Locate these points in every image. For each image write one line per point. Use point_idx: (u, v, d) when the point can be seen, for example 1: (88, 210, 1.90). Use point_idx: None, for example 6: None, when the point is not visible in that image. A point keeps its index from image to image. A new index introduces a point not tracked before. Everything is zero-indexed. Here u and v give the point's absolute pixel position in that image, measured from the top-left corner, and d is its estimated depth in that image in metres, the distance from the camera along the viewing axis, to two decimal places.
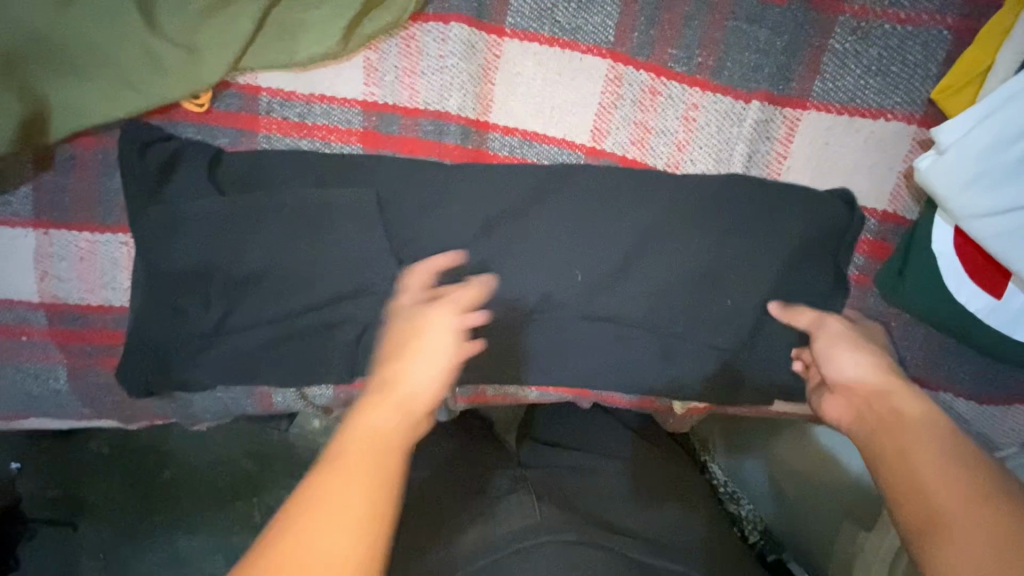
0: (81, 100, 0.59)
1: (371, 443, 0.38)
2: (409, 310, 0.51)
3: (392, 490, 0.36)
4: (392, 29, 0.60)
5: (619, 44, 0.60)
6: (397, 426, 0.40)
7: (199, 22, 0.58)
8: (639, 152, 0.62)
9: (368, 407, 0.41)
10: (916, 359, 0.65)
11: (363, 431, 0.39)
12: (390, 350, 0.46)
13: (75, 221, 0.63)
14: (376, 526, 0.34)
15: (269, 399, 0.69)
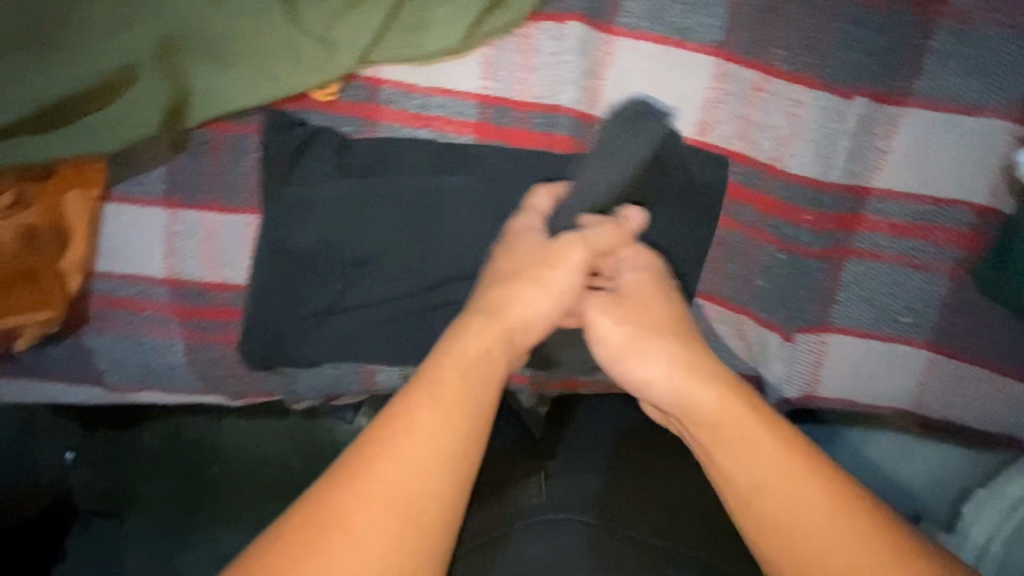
0: (222, 87, 0.63)
1: (474, 366, 0.48)
2: (539, 240, 0.56)
3: (471, 406, 0.46)
4: (511, 27, 0.64)
5: (726, 43, 0.63)
6: (494, 350, 0.50)
7: (335, 17, 0.62)
8: (742, 145, 0.65)
9: (472, 327, 0.50)
10: (1009, 351, 0.67)
11: (462, 353, 0.48)
12: (524, 274, 0.54)
13: (204, 201, 0.67)
14: (463, 433, 0.45)
15: (373, 377, 0.72)
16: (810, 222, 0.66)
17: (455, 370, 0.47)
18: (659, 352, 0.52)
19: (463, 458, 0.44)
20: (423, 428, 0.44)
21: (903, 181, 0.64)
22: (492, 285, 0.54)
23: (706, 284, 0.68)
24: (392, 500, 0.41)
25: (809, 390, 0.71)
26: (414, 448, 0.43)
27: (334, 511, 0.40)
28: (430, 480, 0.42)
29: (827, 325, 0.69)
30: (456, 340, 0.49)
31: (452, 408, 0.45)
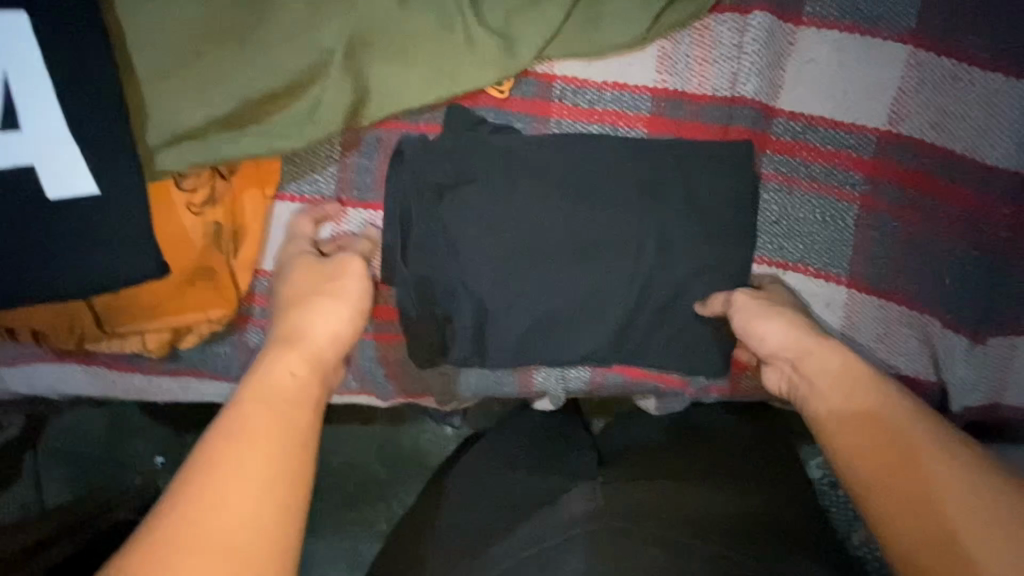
0: (400, 84, 0.62)
1: (266, 392, 0.47)
2: (314, 264, 0.59)
3: (292, 422, 0.46)
4: (691, 20, 0.62)
5: (918, 31, 0.61)
6: (305, 373, 0.50)
7: (519, 12, 0.62)
8: (935, 136, 0.62)
9: (274, 357, 0.50)
10: None
11: (269, 381, 0.48)
12: (315, 295, 0.56)
13: (372, 200, 0.67)
14: (283, 446, 0.44)
15: (530, 378, 0.72)
16: (1005, 215, 0.62)
17: (260, 393, 0.47)
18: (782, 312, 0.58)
19: (291, 474, 0.43)
20: (227, 458, 0.42)
21: None
22: (286, 318, 0.55)
23: (889, 282, 0.65)
24: (214, 549, 0.38)
25: (999, 396, 0.66)
26: (224, 484, 0.41)
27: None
28: (256, 504, 0.41)
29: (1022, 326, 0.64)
30: (260, 371, 0.49)
31: (265, 434, 0.44)
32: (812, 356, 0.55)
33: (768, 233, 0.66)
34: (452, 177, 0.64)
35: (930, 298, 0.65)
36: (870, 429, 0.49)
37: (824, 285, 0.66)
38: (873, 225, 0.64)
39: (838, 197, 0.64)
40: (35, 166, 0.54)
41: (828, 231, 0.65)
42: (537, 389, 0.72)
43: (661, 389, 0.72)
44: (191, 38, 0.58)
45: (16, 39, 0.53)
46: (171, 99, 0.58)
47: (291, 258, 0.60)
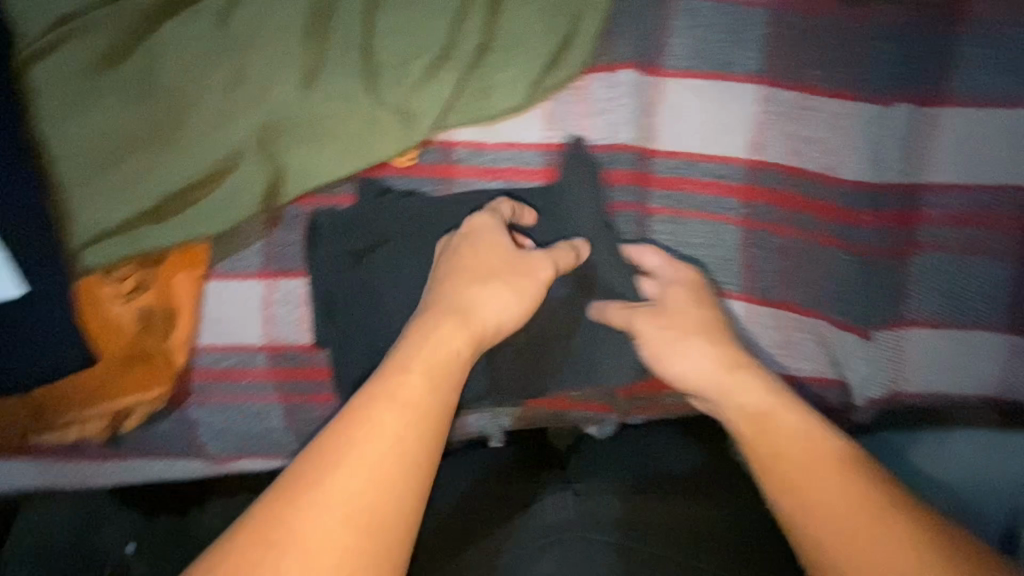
0: (308, 164, 0.69)
1: (434, 357, 0.52)
2: (503, 244, 0.63)
3: (445, 396, 0.50)
4: (568, 82, 0.70)
5: (769, 72, 0.69)
6: (466, 350, 0.54)
7: (413, 90, 0.68)
8: (795, 160, 0.69)
9: (445, 329, 0.55)
10: None
11: (434, 348, 0.53)
12: (495, 275, 0.60)
13: (297, 270, 0.72)
14: (434, 420, 0.48)
15: (466, 422, 0.77)
16: (871, 222, 0.69)
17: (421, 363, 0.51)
18: (695, 345, 0.64)
19: (430, 450, 0.47)
20: (388, 418, 0.46)
21: (950, 177, 0.68)
22: (460, 286, 0.59)
23: (779, 293, 0.71)
24: (347, 517, 0.42)
25: (895, 386, 0.72)
26: (376, 453, 0.44)
27: (282, 531, 0.41)
28: (394, 479, 0.44)
29: (901, 320, 0.71)
30: (430, 337, 0.54)
31: (422, 406, 0.48)
32: (744, 381, 0.61)
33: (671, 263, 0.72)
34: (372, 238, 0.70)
35: (817, 304, 0.71)
36: (816, 480, 0.52)
37: (733, 302, 0.72)
38: (755, 244, 0.71)
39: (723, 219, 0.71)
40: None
41: (716, 253, 0.71)
42: (472, 430, 0.76)
43: (588, 415, 0.76)
44: (113, 142, 0.64)
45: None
46: (99, 199, 0.64)
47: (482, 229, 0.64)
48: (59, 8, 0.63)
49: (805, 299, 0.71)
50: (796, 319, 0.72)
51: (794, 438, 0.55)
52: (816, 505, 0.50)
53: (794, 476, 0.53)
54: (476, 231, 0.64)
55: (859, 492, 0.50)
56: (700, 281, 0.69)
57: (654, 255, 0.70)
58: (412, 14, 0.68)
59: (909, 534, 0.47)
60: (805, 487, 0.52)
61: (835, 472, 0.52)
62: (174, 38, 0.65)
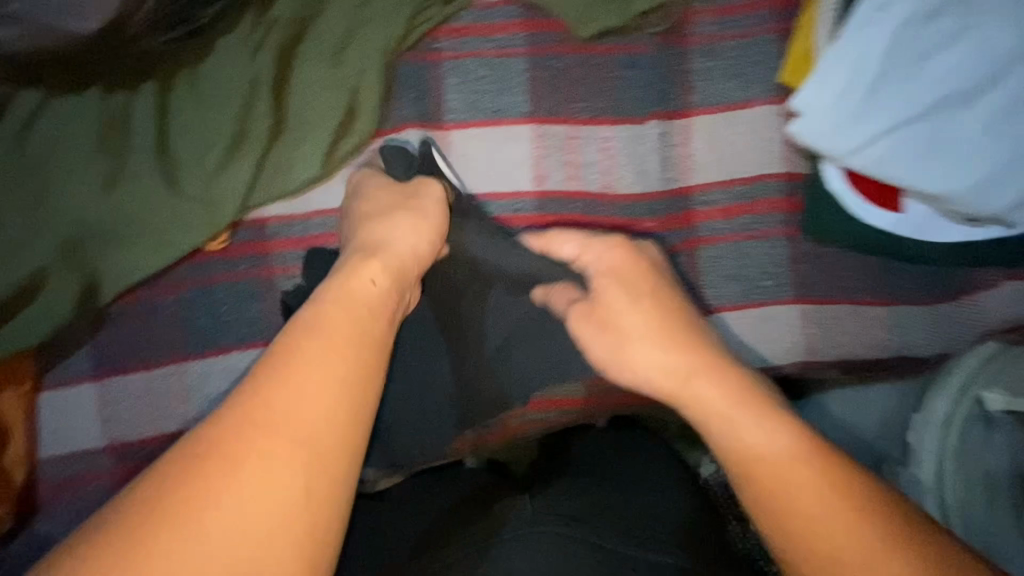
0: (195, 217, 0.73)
1: (354, 294, 0.58)
2: (395, 192, 0.70)
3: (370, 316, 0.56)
4: (361, 147, 0.77)
5: (535, 111, 0.76)
6: (385, 281, 0.61)
7: (212, 179, 0.73)
8: (576, 183, 0.76)
9: (360, 266, 0.61)
10: (847, 289, 0.77)
11: (357, 286, 0.59)
12: (395, 211, 0.67)
13: (128, 365, 0.74)
14: (364, 336, 0.54)
15: None
16: (656, 227, 0.76)
17: (341, 302, 0.56)
18: (644, 353, 0.60)
19: (366, 359, 0.53)
20: (313, 341, 0.52)
21: (713, 175, 0.76)
22: (371, 230, 0.66)
23: None
24: (299, 428, 0.46)
25: None
26: (315, 372, 0.49)
27: (239, 445, 0.45)
28: (337, 394, 0.49)
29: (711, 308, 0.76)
30: (348, 279, 0.59)
31: (347, 327, 0.54)
32: (704, 387, 0.56)
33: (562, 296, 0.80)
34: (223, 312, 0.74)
35: None
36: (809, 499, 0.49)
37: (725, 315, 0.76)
38: None
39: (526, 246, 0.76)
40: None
41: None
42: None
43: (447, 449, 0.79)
44: None
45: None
46: None
47: (373, 188, 0.71)
48: None
49: None
50: None
51: (762, 445, 0.52)
52: (781, 498, 0.50)
53: (774, 484, 0.50)
54: (375, 191, 0.71)
55: (824, 492, 0.49)
56: (629, 263, 0.66)
57: (576, 241, 0.69)
58: (203, 110, 0.74)
59: (881, 533, 0.47)
60: (778, 497, 0.50)
61: (805, 468, 0.50)
62: None
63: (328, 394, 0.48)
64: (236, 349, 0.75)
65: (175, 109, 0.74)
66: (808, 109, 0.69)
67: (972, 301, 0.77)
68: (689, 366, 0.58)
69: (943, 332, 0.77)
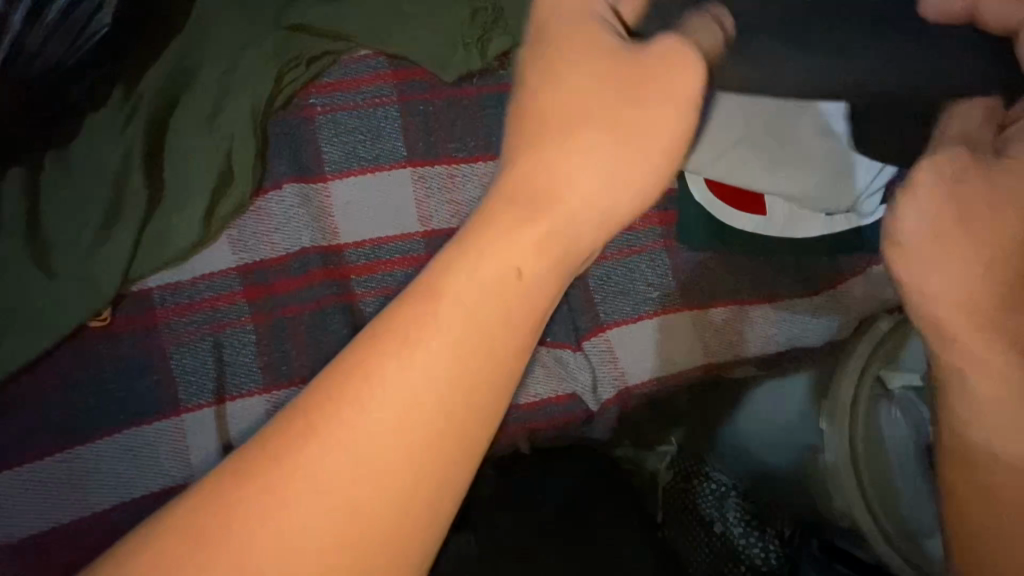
0: (539, 25, 0.49)
1: (500, 275, 0.41)
2: (616, 64, 0.46)
3: (521, 301, 0.41)
4: (244, 208, 0.77)
5: (411, 156, 0.79)
6: (542, 253, 0.42)
7: (89, 256, 0.73)
8: (460, 221, 0.78)
9: (515, 223, 0.42)
10: (728, 290, 0.80)
11: (501, 254, 0.42)
12: (599, 112, 0.45)
13: (13, 459, 0.71)
14: (509, 327, 0.41)
15: None
16: None
17: (474, 280, 0.40)
18: (957, 261, 0.44)
19: (498, 364, 0.40)
20: (434, 325, 0.39)
21: None
22: (554, 148, 0.44)
23: None
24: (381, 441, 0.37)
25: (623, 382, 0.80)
26: (414, 377, 0.38)
27: (304, 449, 0.37)
28: (436, 410, 0.38)
29: (602, 325, 0.80)
30: (499, 234, 0.42)
31: (484, 313, 0.40)
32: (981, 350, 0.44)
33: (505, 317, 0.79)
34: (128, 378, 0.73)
35: None
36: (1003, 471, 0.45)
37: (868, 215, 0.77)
38: None
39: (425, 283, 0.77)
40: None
41: None
42: None
43: None
44: None
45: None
46: None
47: (569, 71, 0.46)
48: None
49: None
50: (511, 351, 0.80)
51: (996, 411, 0.44)
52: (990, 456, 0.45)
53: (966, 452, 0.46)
54: (559, 92, 0.46)
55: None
56: None
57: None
58: (76, 189, 0.74)
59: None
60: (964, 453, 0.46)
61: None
62: None
63: (436, 414, 0.38)
64: (130, 428, 0.72)
65: (44, 192, 0.74)
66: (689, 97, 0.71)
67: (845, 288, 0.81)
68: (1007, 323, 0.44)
69: (826, 320, 0.80)
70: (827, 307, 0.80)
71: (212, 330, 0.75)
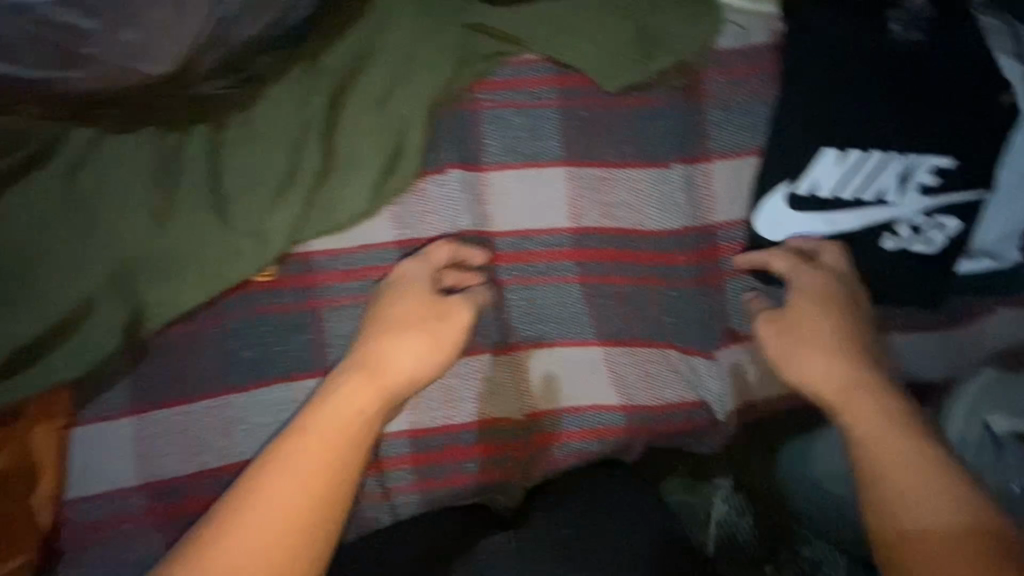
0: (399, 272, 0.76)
1: (338, 416, 0.67)
2: (431, 300, 0.74)
3: (354, 440, 0.66)
4: (406, 187, 0.80)
5: (569, 155, 0.82)
6: (371, 403, 0.68)
7: (264, 214, 0.76)
8: (609, 222, 0.81)
9: (352, 387, 0.69)
10: (858, 316, 0.83)
11: (330, 410, 0.67)
12: (412, 325, 0.72)
13: (168, 398, 0.73)
14: (324, 456, 0.64)
15: (391, 499, 0.78)
16: (684, 261, 0.82)
17: (320, 419, 0.66)
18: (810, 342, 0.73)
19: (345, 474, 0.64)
20: (283, 458, 0.63)
21: (735, 215, 0.82)
22: (379, 337, 0.72)
23: (628, 332, 0.82)
24: (284, 515, 0.60)
25: (745, 394, 0.83)
26: (278, 481, 0.62)
27: (227, 521, 0.60)
28: (320, 493, 0.62)
29: (736, 333, 0.83)
30: (335, 399, 0.68)
31: (321, 446, 0.64)
32: (866, 416, 0.68)
33: (642, 319, 0.82)
34: (282, 334, 0.75)
35: (657, 336, 0.82)
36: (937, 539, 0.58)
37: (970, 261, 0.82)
38: (595, 294, 0.82)
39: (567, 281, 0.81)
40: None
41: (563, 310, 0.82)
42: (376, 522, 0.78)
43: (493, 483, 0.80)
44: None
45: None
46: None
47: (413, 289, 0.74)
48: None
49: (647, 335, 0.82)
50: (645, 353, 0.82)
51: (908, 477, 0.62)
52: (912, 518, 0.60)
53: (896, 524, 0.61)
54: (405, 302, 0.74)
55: (940, 492, 0.61)
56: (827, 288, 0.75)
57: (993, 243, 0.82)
58: (255, 150, 0.78)
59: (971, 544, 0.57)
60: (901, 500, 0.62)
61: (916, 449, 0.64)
62: (19, 199, 0.70)
63: (347, 458, 0.65)
64: (281, 381, 0.75)
65: (227, 150, 0.78)
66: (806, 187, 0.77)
67: (968, 328, 0.84)
68: (888, 403, 0.68)
69: (946, 358, 0.83)
70: (949, 345, 0.83)
71: (367, 299, 0.78)
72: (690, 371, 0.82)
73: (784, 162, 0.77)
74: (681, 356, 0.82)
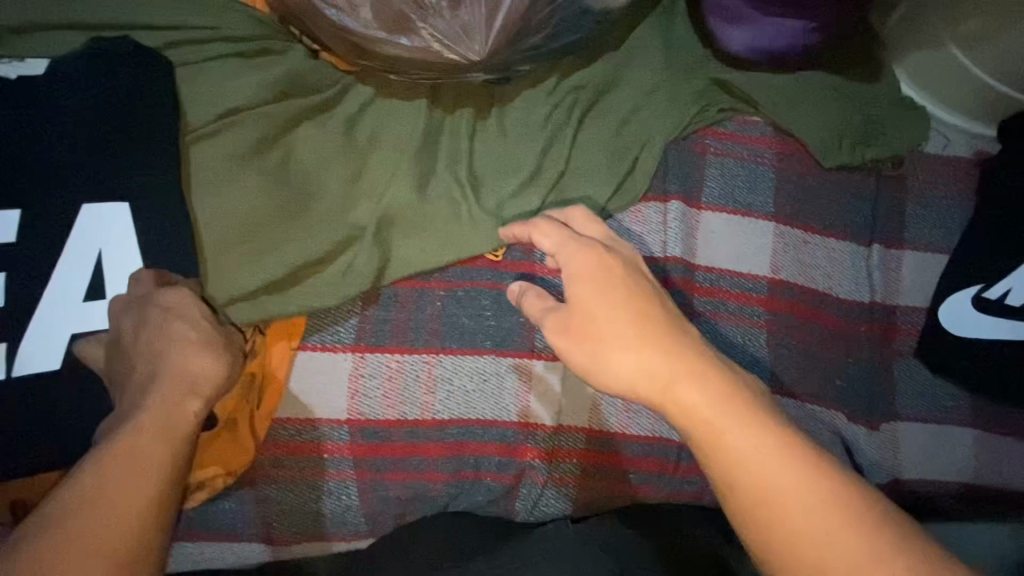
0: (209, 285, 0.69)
1: (158, 419, 0.55)
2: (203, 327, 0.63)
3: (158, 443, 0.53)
4: (629, 206, 0.87)
5: (778, 212, 0.89)
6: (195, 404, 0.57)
7: (508, 200, 0.82)
8: (805, 280, 0.88)
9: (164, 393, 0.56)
10: (1013, 422, 0.88)
11: (161, 407, 0.55)
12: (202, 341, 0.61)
13: (389, 345, 0.78)
14: (159, 450, 0.53)
15: (554, 489, 0.80)
16: (862, 330, 0.88)
17: (145, 420, 0.54)
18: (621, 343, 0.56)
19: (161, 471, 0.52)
20: (127, 450, 0.52)
21: (913, 301, 0.90)
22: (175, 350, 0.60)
23: (800, 384, 0.87)
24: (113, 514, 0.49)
25: (896, 471, 0.87)
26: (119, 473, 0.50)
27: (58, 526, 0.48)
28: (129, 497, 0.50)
29: (896, 415, 0.88)
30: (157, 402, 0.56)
31: (149, 439, 0.53)
32: (736, 439, 0.50)
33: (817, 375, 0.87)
34: (497, 311, 0.80)
35: (825, 396, 0.87)
36: None
37: None
38: (780, 342, 0.87)
39: (756, 326, 0.87)
40: (26, 338, 0.64)
41: (749, 350, 0.86)
42: (522, 513, 0.80)
43: (646, 497, 0.82)
44: (251, 222, 0.72)
45: (110, 220, 0.66)
46: (233, 268, 0.71)
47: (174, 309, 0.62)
48: (230, 100, 0.73)
49: (816, 391, 0.87)
50: (813, 408, 0.86)
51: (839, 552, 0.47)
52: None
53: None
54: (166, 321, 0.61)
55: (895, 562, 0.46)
56: (597, 261, 0.60)
57: None
58: (508, 143, 0.85)
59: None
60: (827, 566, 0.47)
61: (811, 491, 0.48)
62: (307, 137, 0.76)
63: (161, 459, 0.53)
64: (490, 353, 0.80)
65: (484, 135, 0.84)
66: (1002, 292, 0.84)
67: None
68: (719, 392, 0.52)
69: None
70: None
71: None
72: (851, 434, 0.86)
73: (971, 266, 0.86)
74: (843, 419, 0.87)
